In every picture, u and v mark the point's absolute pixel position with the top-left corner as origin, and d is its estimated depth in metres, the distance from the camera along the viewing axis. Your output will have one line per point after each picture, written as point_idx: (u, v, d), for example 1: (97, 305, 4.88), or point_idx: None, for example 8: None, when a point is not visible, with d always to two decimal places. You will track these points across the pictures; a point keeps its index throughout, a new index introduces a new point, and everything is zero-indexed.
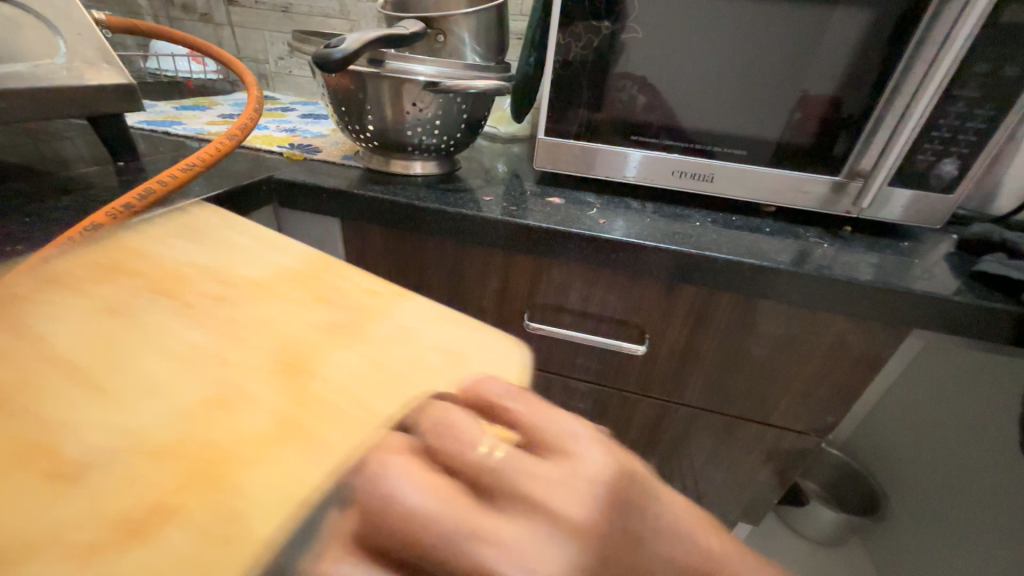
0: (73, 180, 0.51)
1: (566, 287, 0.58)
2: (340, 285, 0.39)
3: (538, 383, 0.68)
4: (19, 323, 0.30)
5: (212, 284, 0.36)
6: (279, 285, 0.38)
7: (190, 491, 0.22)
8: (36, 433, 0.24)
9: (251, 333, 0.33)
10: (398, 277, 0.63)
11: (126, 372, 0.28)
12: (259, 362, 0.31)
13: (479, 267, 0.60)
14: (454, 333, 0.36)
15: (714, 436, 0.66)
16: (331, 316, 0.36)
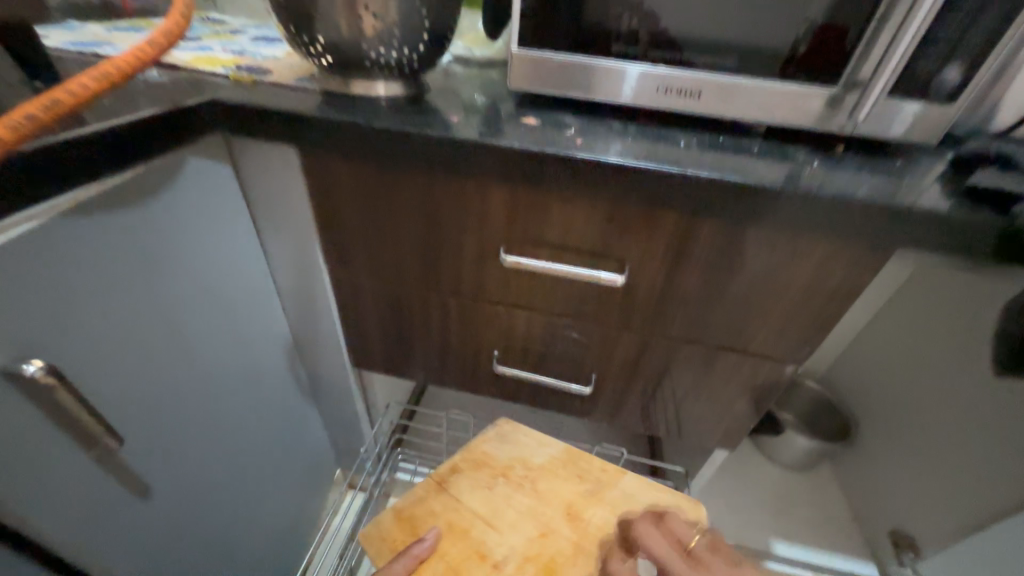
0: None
1: (543, 218, 0.55)
2: (591, 465, 0.67)
3: (518, 321, 0.66)
4: (437, 499, 0.64)
5: (520, 470, 0.67)
6: (554, 469, 0.67)
7: (534, 560, 0.58)
8: (479, 546, 0.60)
9: (553, 493, 0.64)
10: (366, 212, 0.59)
11: (480, 495, 0.65)
12: (557, 490, 0.65)
13: (451, 199, 0.56)
14: (655, 495, 0.63)
15: (695, 368, 0.66)
16: (577, 485, 0.65)
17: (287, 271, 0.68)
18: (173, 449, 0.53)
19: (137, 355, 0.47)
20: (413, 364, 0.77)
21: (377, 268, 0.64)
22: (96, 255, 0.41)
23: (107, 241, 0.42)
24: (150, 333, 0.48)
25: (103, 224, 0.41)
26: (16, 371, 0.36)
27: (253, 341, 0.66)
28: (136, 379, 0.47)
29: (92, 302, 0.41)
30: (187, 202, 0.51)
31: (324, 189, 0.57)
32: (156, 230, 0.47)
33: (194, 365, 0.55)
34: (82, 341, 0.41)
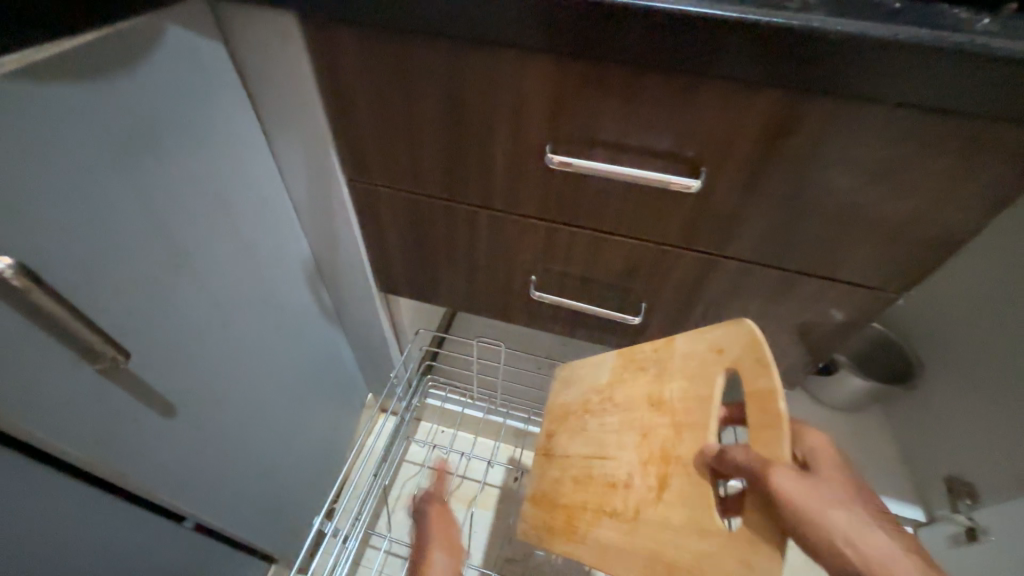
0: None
1: (600, 104, 0.43)
2: (644, 351, 0.57)
3: (559, 239, 0.57)
4: (548, 448, 0.66)
5: (595, 397, 0.62)
6: (621, 375, 0.59)
7: (652, 462, 0.52)
8: (583, 494, 0.57)
9: (631, 406, 0.56)
10: (382, 103, 0.49)
11: (578, 440, 0.62)
12: (643, 410, 0.55)
13: (485, 82, 0.45)
14: (704, 338, 0.50)
15: (763, 297, 0.57)
16: (641, 388, 0.56)
17: (299, 179, 0.61)
18: (186, 366, 0.51)
19: (130, 261, 0.43)
20: (440, 288, 0.72)
21: (398, 174, 0.56)
22: (62, 137, 0.35)
23: (75, 121, 0.36)
24: (142, 237, 0.43)
25: (67, 99, 0.35)
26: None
27: (266, 258, 0.62)
28: (132, 288, 0.43)
29: (63, 197, 0.36)
30: (172, 83, 0.43)
31: (333, 72, 0.48)
32: (137, 115, 0.41)
33: (202, 277, 0.51)
34: (60, 241, 0.36)
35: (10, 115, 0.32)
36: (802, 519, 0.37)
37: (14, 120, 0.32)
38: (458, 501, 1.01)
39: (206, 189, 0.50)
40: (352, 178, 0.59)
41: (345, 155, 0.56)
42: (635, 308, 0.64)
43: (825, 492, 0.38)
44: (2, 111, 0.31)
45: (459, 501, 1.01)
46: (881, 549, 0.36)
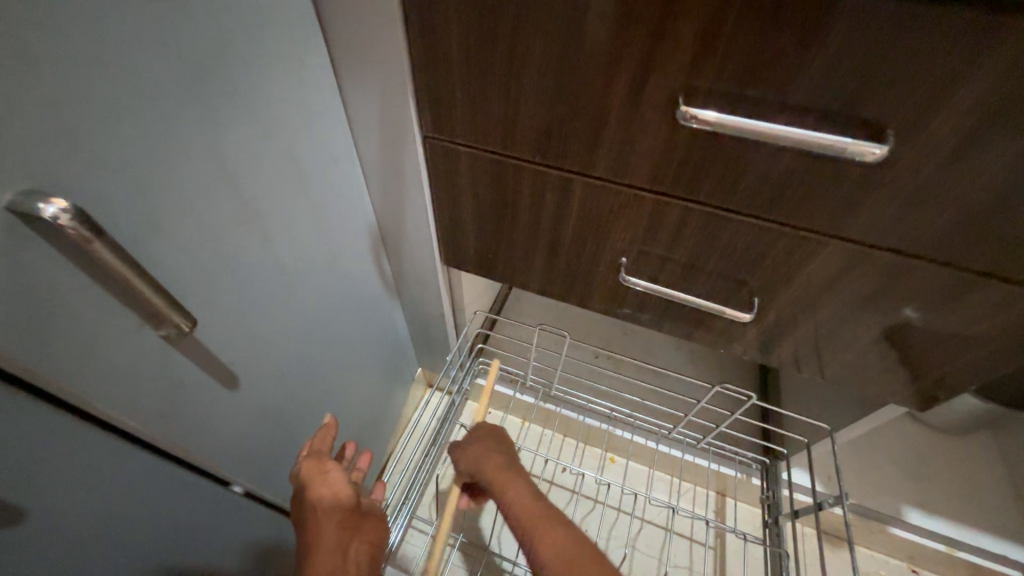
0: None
1: (766, 43, 0.34)
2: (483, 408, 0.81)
3: (666, 216, 0.49)
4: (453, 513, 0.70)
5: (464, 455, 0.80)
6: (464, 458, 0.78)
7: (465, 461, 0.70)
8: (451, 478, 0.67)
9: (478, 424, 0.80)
10: (476, 42, 0.42)
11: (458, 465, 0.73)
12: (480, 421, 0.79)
13: (617, 14, 0.36)
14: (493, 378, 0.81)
15: (917, 302, 0.47)
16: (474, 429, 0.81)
17: (372, 136, 0.55)
18: (246, 335, 0.47)
19: (198, 214, 0.38)
20: (512, 267, 0.65)
21: (483, 132, 0.49)
22: (121, 59, 0.30)
23: (133, 39, 0.30)
24: (211, 188, 0.39)
25: (129, 26, 0.30)
26: (32, 210, 0.27)
27: (333, 221, 0.57)
28: (199, 245, 0.39)
29: (123, 135, 0.31)
30: (246, 7, 0.37)
31: (423, 6, 0.41)
32: (206, 44, 0.35)
33: (271, 238, 0.47)
34: (125, 185, 0.32)
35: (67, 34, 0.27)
36: (536, 530, 0.53)
37: (67, 31, 0.27)
38: None
39: (276, 140, 0.44)
40: (431, 135, 0.52)
41: (426, 109, 0.49)
42: (743, 302, 0.55)
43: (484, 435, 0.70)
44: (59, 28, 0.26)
45: None
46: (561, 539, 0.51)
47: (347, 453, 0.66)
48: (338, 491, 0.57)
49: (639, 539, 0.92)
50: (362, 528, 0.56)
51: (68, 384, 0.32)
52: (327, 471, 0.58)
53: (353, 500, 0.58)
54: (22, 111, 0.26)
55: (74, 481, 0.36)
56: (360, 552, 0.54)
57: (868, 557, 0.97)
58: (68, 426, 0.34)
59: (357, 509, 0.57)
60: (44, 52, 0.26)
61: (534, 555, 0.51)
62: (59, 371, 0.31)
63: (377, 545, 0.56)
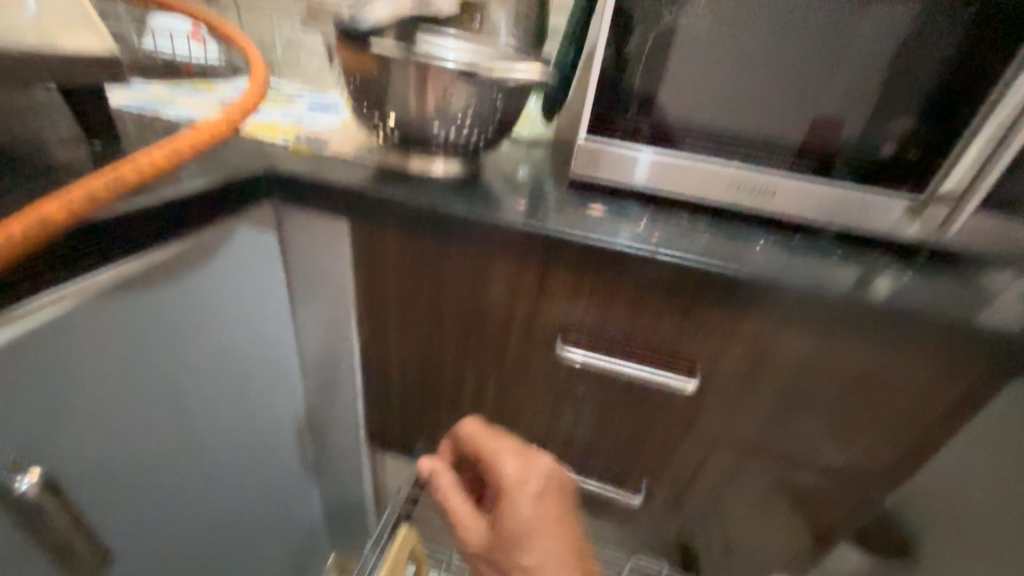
0: (2, 162, 0.40)
1: (609, 312, 0.51)
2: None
3: (563, 414, 0.60)
4: None
5: None
6: None
7: None
8: None
9: None
10: (409, 291, 0.55)
11: None
12: None
13: (511, 284, 0.52)
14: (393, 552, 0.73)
15: (760, 481, 0.60)
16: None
17: (314, 340, 0.64)
18: (142, 549, 0.48)
19: (135, 435, 0.43)
20: (437, 449, 0.70)
21: (414, 349, 0.60)
22: (112, 338, 0.38)
23: (133, 314, 0.39)
24: (156, 409, 0.45)
25: (129, 312, 0.38)
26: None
27: (262, 416, 0.62)
28: (123, 464, 0.43)
29: (94, 385, 0.38)
30: (227, 269, 0.48)
31: (370, 262, 0.55)
32: (184, 309, 0.44)
33: (192, 445, 0.51)
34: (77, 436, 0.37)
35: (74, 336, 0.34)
36: None
37: (85, 323, 0.35)
38: None
39: (220, 361, 0.52)
40: (368, 346, 0.62)
41: (367, 328, 0.60)
42: (636, 484, 0.65)
43: None
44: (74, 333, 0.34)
45: None
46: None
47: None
48: None
49: None
50: None
51: None
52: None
53: None
54: (18, 393, 0.32)
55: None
56: None
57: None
58: None
59: None
60: (58, 352, 0.34)
61: None
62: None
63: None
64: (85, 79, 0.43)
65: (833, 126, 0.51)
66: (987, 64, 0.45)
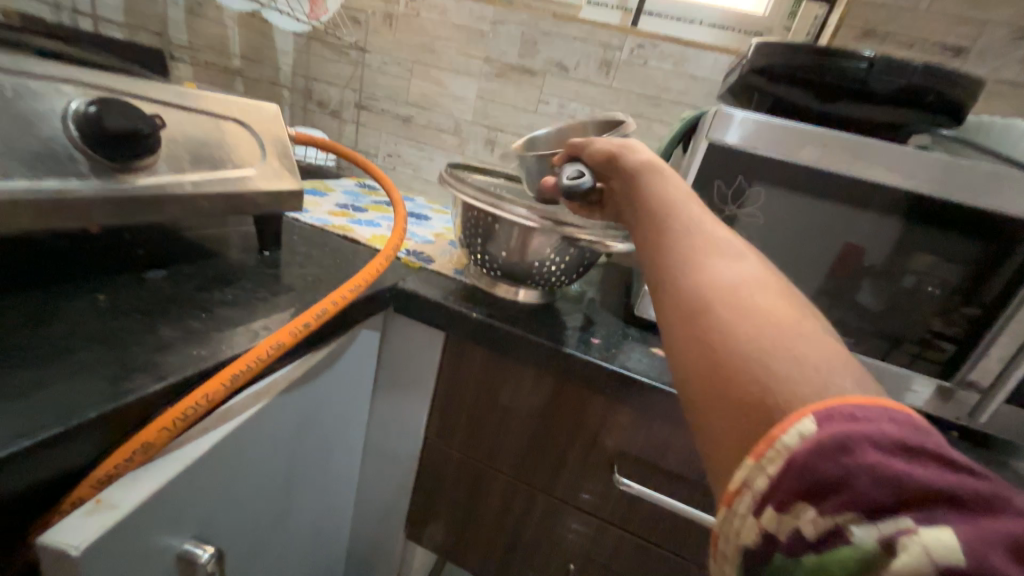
0: (209, 268, 0.50)
1: (665, 449, 0.57)
2: None
3: (608, 537, 0.63)
4: None
5: None
6: None
7: None
8: None
9: None
10: (486, 399, 0.63)
11: None
12: None
13: (578, 407, 0.59)
14: None
15: None
16: None
17: (384, 426, 0.71)
18: None
19: (252, 521, 0.45)
20: (471, 552, 0.72)
21: (479, 451, 0.66)
22: (274, 429, 0.44)
23: (290, 411, 0.46)
24: (271, 494, 0.48)
25: (289, 405, 0.45)
26: (192, 554, 0.34)
27: (328, 502, 0.66)
28: (243, 549, 0.45)
29: (255, 471, 0.43)
30: (347, 367, 0.56)
31: (455, 371, 0.63)
32: (317, 402, 0.51)
33: (281, 533, 0.53)
34: (239, 517, 0.42)
35: (260, 429, 0.41)
36: None
37: (265, 418, 0.41)
38: None
39: (320, 446, 0.57)
40: (435, 442, 0.68)
41: (438, 424, 0.67)
42: None
43: None
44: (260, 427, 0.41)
45: None
46: (819, 358, 0.23)
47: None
48: None
49: None
50: None
51: None
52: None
53: None
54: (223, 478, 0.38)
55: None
56: None
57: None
58: None
59: None
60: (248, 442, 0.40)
61: None
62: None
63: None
64: (281, 212, 0.56)
65: (855, 263, 0.59)
66: (980, 270, 0.55)
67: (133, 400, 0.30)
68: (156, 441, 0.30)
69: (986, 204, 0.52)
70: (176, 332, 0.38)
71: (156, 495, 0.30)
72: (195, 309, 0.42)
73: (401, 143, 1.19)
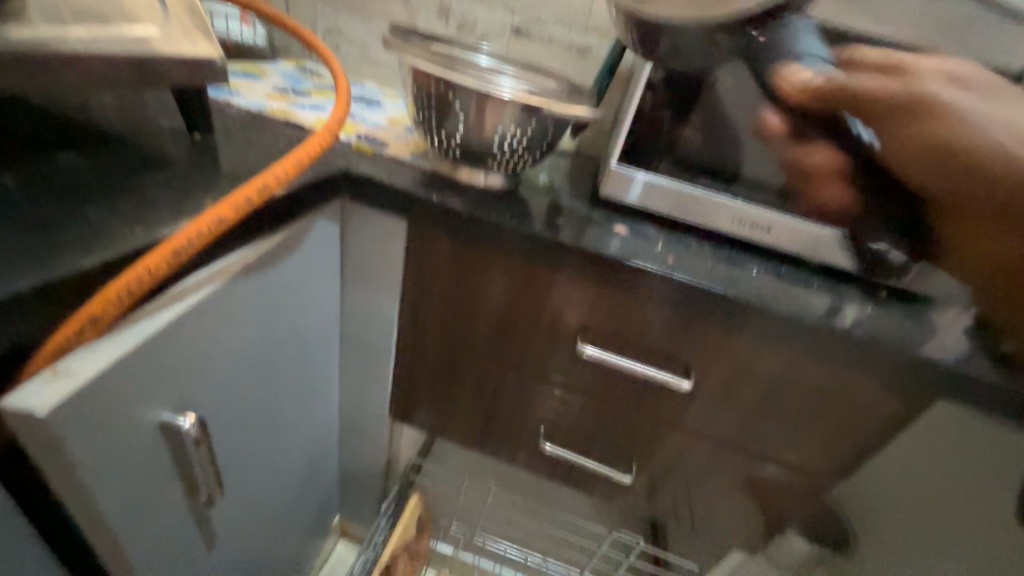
0: (129, 152, 0.45)
1: (627, 319, 0.61)
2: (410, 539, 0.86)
3: (574, 401, 0.70)
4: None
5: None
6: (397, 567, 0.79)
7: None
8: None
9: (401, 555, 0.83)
10: (456, 284, 0.63)
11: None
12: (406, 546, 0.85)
13: (546, 286, 0.61)
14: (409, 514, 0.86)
15: (735, 471, 0.70)
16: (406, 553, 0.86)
17: (357, 320, 0.72)
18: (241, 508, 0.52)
19: (245, 402, 0.46)
20: (452, 428, 0.79)
21: (453, 335, 0.68)
22: (246, 315, 0.43)
23: (258, 295, 0.45)
24: (260, 380, 0.48)
25: (255, 290, 0.44)
26: (175, 423, 0.35)
27: (320, 391, 0.69)
28: (236, 430, 0.46)
29: (235, 355, 0.43)
30: (311, 258, 0.54)
31: (422, 261, 0.63)
32: (287, 290, 0.50)
33: (279, 416, 0.55)
34: (229, 398, 0.44)
35: (229, 312, 0.40)
36: None
37: (230, 301, 0.40)
38: None
39: (306, 335, 0.58)
40: (410, 330, 0.70)
41: (410, 313, 0.68)
42: (626, 466, 0.75)
43: None
44: (227, 310, 0.40)
45: None
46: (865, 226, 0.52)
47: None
48: None
49: None
50: None
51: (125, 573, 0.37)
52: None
53: None
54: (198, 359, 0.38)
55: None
56: None
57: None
58: None
59: None
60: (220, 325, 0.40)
61: None
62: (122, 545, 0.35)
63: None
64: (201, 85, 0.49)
65: None
66: None
67: (67, 274, 0.29)
68: (102, 316, 0.29)
69: (958, 57, 0.52)
70: (105, 212, 0.35)
71: (120, 367, 0.30)
72: (119, 191, 0.38)
73: (341, 15, 1.03)
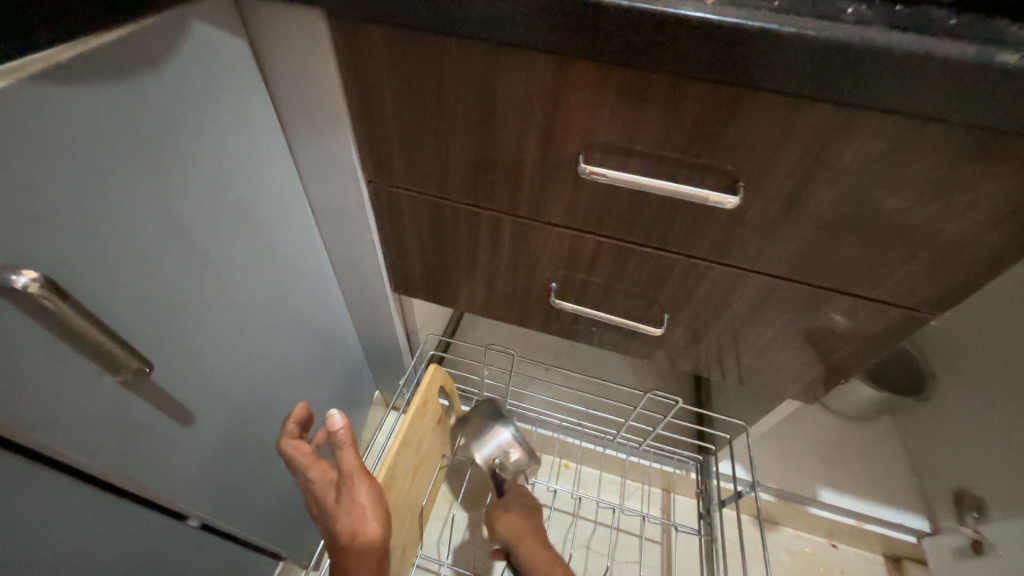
0: None
1: (639, 115, 0.43)
2: (433, 404, 0.78)
3: (586, 247, 0.57)
4: (405, 466, 0.71)
5: (426, 445, 0.78)
6: (413, 432, 0.71)
7: (407, 438, 0.69)
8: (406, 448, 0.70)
9: (422, 420, 0.74)
10: (409, 104, 0.48)
11: (412, 446, 0.72)
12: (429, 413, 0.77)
13: (522, 82, 0.43)
14: (432, 383, 0.76)
15: (794, 312, 0.57)
16: (432, 420, 0.78)
17: (321, 178, 0.58)
18: (206, 380, 0.49)
19: (143, 261, 0.39)
20: (460, 295, 0.70)
21: (425, 180, 0.55)
22: (85, 150, 0.33)
23: (102, 123, 0.34)
24: (162, 233, 0.41)
25: (79, 113, 0.32)
26: (5, 282, 0.29)
27: (295, 266, 0.61)
28: (155, 293, 0.41)
29: (94, 201, 0.34)
30: (196, 78, 0.40)
31: (360, 75, 0.47)
32: (162, 121, 0.38)
33: (221, 282, 0.48)
34: (107, 258, 0.36)
35: (38, 144, 0.30)
36: (349, 512, 0.52)
37: (38, 123, 0.30)
38: (464, 498, 1.01)
39: (233, 187, 0.47)
40: (375, 181, 0.57)
41: (370, 160, 0.55)
42: (657, 318, 0.64)
43: (354, 480, 0.53)
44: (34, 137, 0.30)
45: (465, 497, 1.02)
46: None
47: (297, 419, 0.55)
48: (318, 476, 0.53)
49: (592, 539, 0.97)
50: (312, 466, 0.53)
51: (43, 434, 0.34)
52: (305, 467, 0.53)
53: (323, 479, 0.53)
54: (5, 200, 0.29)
55: (14, 545, 0.36)
56: (325, 484, 0.53)
57: (826, 545, 1.03)
58: (32, 475, 0.35)
59: (323, 476, 0.53)
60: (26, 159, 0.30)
61: (340, 512, 0.52)
62: (17, 420, 0.33)
63: (359, 530, 0.52)
64: None
65: None
66: None
67: None
68: None
69: None
70: None
71: None
72: None
73: None
